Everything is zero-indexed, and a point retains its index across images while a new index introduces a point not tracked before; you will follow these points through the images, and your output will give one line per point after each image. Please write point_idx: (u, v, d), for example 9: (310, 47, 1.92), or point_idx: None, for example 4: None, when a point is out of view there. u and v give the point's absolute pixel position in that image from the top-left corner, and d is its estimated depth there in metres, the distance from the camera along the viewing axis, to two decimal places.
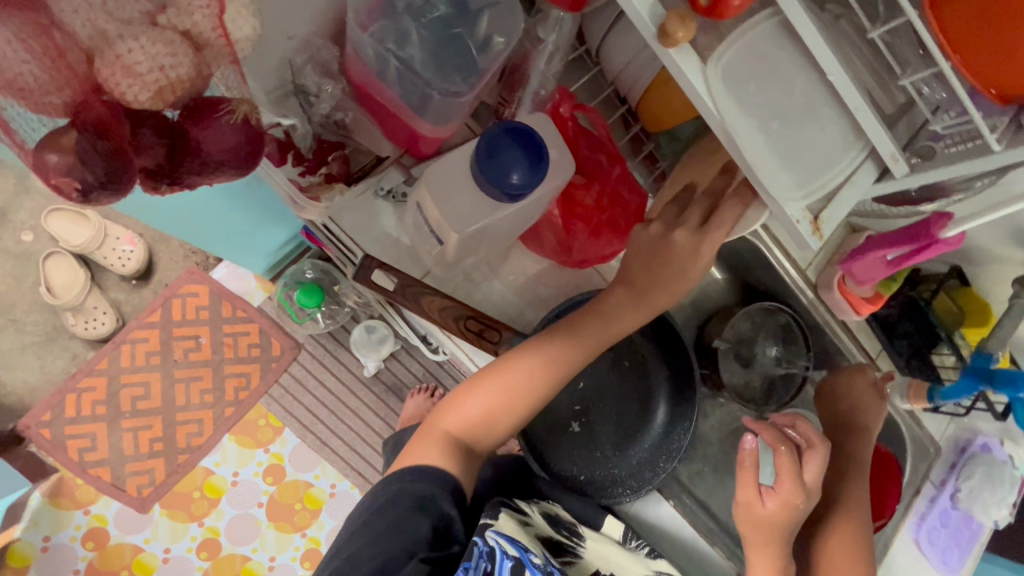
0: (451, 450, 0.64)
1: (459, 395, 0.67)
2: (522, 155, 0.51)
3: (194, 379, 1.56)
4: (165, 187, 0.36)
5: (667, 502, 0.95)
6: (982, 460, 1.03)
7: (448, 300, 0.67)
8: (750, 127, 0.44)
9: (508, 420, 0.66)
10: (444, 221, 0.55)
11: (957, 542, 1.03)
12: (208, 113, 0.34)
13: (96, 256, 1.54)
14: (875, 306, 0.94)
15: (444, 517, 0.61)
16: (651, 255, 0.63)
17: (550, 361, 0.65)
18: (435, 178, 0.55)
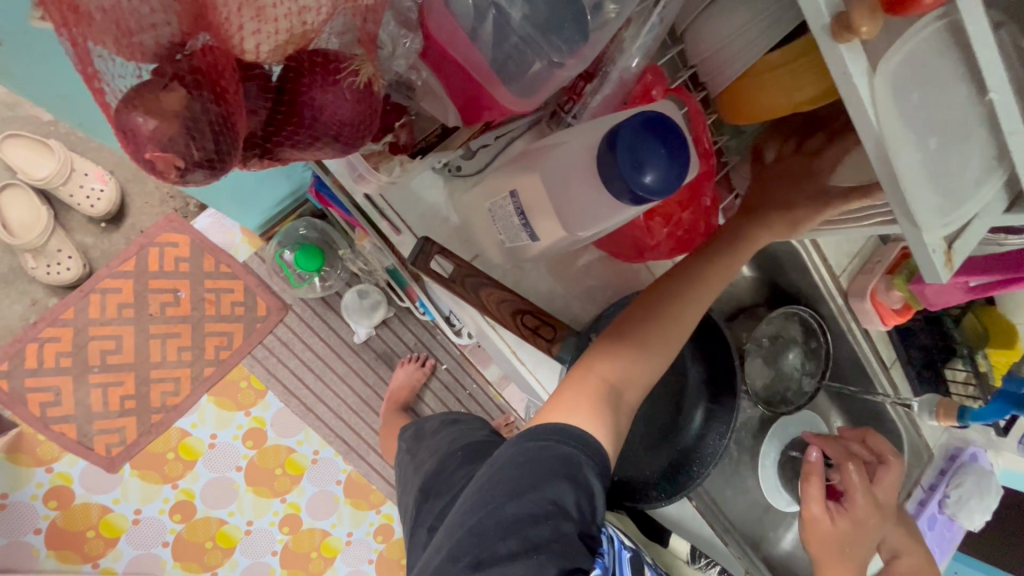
0: (604, 401, 0.56)
1: (598, 350, 0.60)
2: (664, 154, 0.45)
3: (171, 335, 1.46)
4: (258, 160, 0.34)
5: (689, 501, 0.97)
6: (972, 469, 1.07)
7: (508, 292, 0.61)
8: (908, 144, 0.40)
9: (661, 358, 0.60)
10: (556, 213, 0.53)
11: (939, 543, 1.09)
12: (328, 73, 0.32)
13: (60, 192, 1.38)
14: (902, 317, 0.95)
15: (587, 487, 0.53)
16: (781, 185, 0.64)
17: (697, 291, 0.60)
18: (551, 165, 0.52)
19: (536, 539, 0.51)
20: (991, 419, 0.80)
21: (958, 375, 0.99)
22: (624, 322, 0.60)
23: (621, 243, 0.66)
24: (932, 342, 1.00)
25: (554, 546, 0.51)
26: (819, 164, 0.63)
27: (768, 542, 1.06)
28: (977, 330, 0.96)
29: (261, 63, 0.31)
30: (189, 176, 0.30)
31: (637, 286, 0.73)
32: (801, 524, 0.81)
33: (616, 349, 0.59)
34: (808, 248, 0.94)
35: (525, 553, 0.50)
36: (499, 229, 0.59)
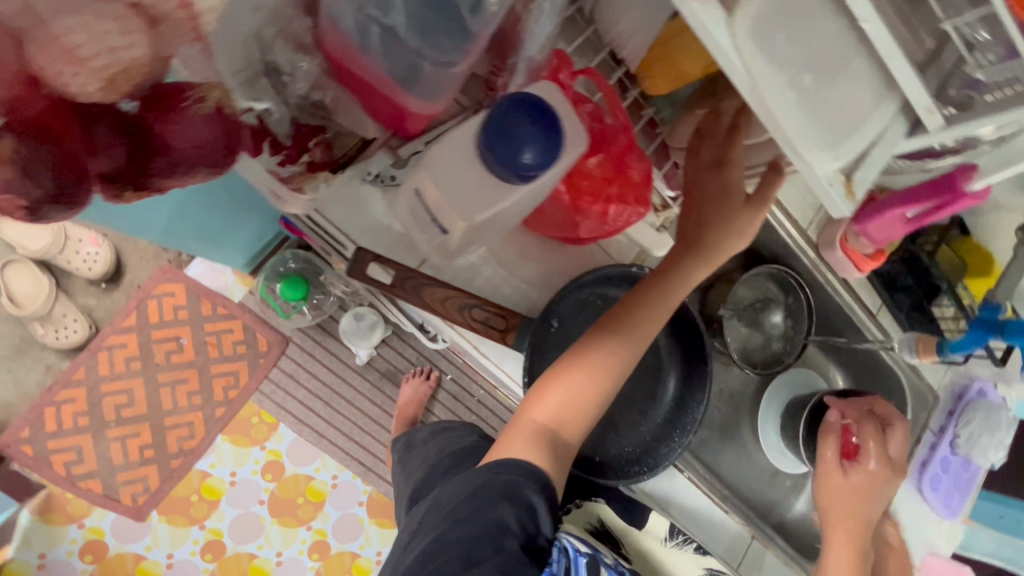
0: (544, 439, 0.60)
1: (542, 385, 0.63)
2: (534, 129, 0.48)
3: (179, 381, 1.51)
4: (129, 192, 0.36)
5: (682, 474, 0.94)
6: (980, 406, 1.05)
7: (450, 290, 0.67)
8: (778, 84, 0.40)
9: (600, 398, 0.63)
10: (450, 207, 0.54)
11: (956, 485, 1.05)
12: (174, 104, 0.34)
13: (59, 260, 1.46)
14: (875, 263, 0.93)
15: (530, 507, 0.55)
16: (707, 217, 0.68)
17: (629, 333, 0.64)
18: (435, 163, 0.54)
19: (479, 557, 0.51)
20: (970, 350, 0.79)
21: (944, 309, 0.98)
22: (569, 357, 0.64)
23: (557, 224, 0.68)
24: (916, 283, 0.97)
25: (497, 560, 0.51)
26: (731, 176, 0.66)
27: (773, 505, 1.06)
28: (954, 261, 0.94)
29: (107, 102, 0.32)
30: (45, 213, 0.32)
31: (592, 265, 0.76)
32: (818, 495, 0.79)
33: (557, 384, 0.62)
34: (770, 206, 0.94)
35: (465, 572, 0.50)
36: (421, 229, 0.61)
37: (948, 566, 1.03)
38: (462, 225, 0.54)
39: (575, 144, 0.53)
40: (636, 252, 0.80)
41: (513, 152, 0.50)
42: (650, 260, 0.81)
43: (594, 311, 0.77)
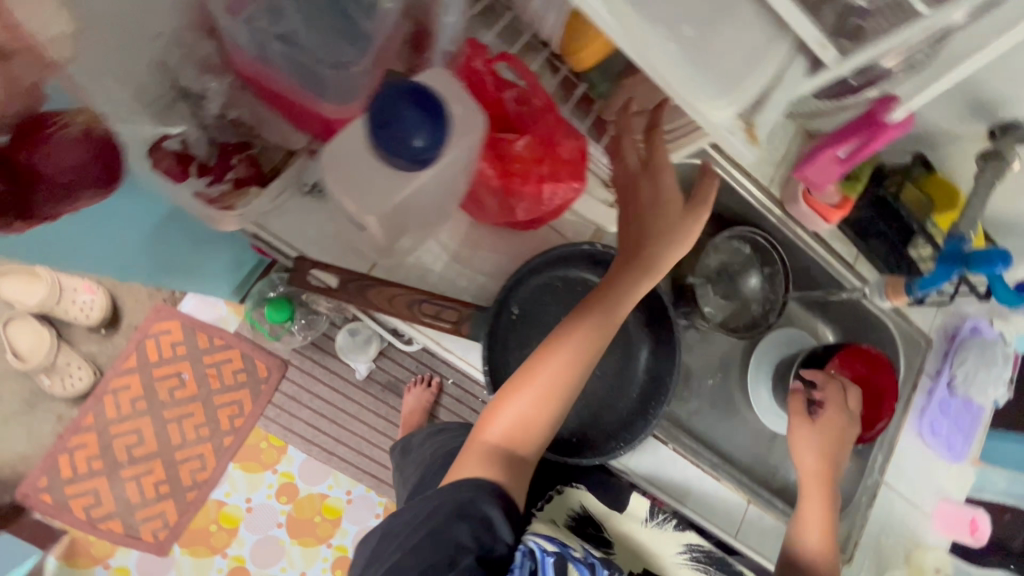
0: (498, 456, 0.61)
1: (498, 402, 0.64)
2: (419, 116, 0.52)
3: (186, 415, 1.54)
4: (17, 223, 0.37)
5: (666, 445, 0.88)
6: (973, 344, 1.03)
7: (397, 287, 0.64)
8: (656, 39, 0.41)
9: (553, 413, 0.63)
10: (358, 201, 0.56)
11: (960, 428, 1.02)
12: (42, 131, 0.35)
13: (57, 311, 1.50)
14: (843, 211, 0.92)
15: (485, 520, 0.56)
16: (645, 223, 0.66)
17: (577, 347, 0.62)
18: (335, 156, 0.55)
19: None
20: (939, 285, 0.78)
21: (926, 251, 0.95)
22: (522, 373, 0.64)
23: (499, 211, 0.69)
24: (889, 227, 0.94)
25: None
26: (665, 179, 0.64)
27: (773, 468, 1.05)
28: (920, 199, 0.91)
29: None
30: None
31: (548, 246, 0.77)
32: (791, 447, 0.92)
33: (510, 401, 0.63)
34: (729, 168, 0.93)
35: None
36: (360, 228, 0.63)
37: (962, 509, 1.01)
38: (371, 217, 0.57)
39: (470, 124, 0.56)
40: (591, 230, 0.80)
41: (404, 138, 0.52)
42: (607, 237, 0.82)
43: (556, 293, 0.78)
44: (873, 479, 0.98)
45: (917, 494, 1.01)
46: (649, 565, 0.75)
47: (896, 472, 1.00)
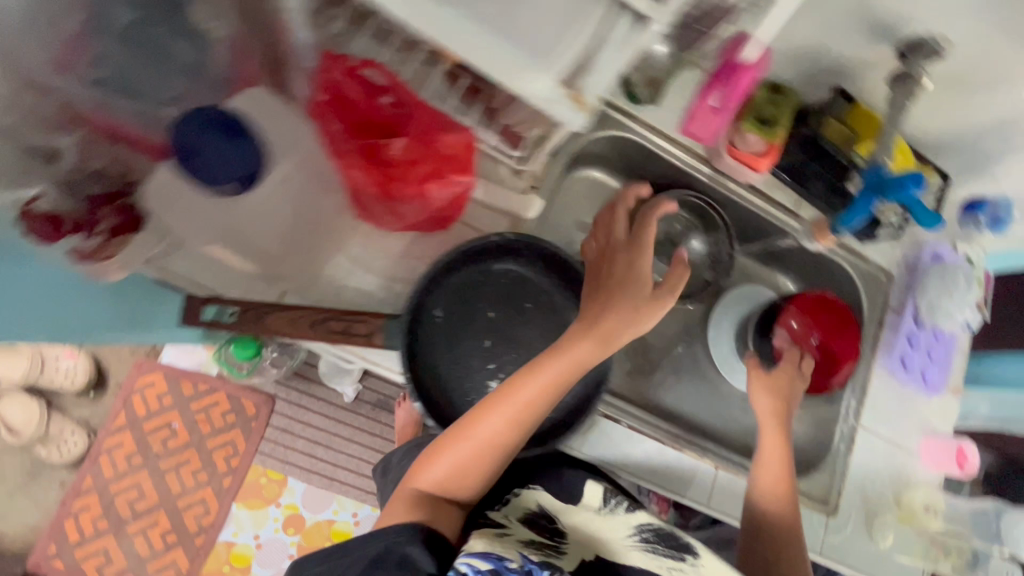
0: (425, 504, 0.68)
1: (434, 452, 0.69)
2: (223, 139, 0.56)
3: (182, 463, 1.56)
4: None
5: (620, 424, 0.88)
6: (936, 271, 0.98)
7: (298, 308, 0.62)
8: (461, 20, 0.41)
9: (484, 470, 0.68)
10: (190, 229, 0.61)
11: (933, 359, 0.99)
12: None
13: (42, 381, 1.53)
14: (771, 158, 0.89)
15: (404, 557, 0.61)
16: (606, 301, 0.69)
17: (514, 413, 0.66)
18: (161, 192, 0.60)
19: None
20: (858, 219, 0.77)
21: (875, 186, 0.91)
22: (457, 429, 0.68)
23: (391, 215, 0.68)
24: (823, 167, 0.90)
25: None
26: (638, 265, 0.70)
27: (749, 429, 1.03)
28: (845, 133, 0.88)
29: None
30: None
31: (462, 242, 0.76)
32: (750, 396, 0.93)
33: (443, 454, 0.68)
34: (649, 135, 0.90)
35: None
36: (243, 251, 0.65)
37: (952, 445, 0.97)
38: (211, 244, 0.63)
39: (287, 143, 0.62)
40: (508, 220, 0.79)
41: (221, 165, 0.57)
42: (526, 225, 0.81)
43: (478, 288, 0.77)
44: (847, 423, 0.96)
45: (899, 434, 0.98)
46: (600, 551, 0.73)
47: (874, 414, 0.97)
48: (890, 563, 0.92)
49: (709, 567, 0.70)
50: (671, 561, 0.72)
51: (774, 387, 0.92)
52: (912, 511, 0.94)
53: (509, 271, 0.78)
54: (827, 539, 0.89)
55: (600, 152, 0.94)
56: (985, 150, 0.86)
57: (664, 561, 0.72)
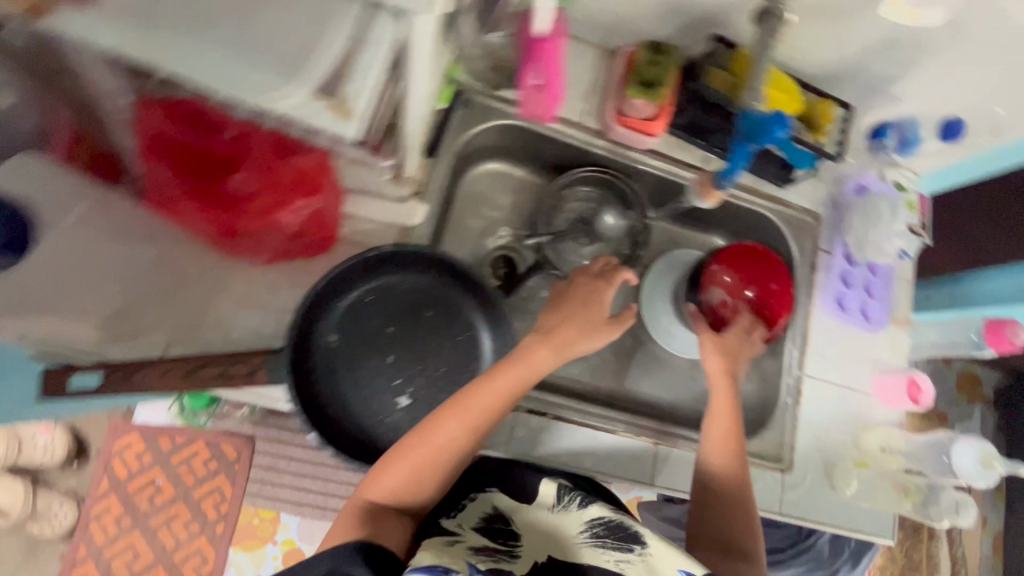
0: (373, 517, 0.64)
1: (385, 462, 0.67)
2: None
3: (172, 517, 1.57)
4: None
5: (545, 416, 0.86)
6: (858, 204, 0.95)
7: (165, 361, 0.61)
8: (198, 42, 0.39)
9: (440, 476, 0.68)
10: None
11: (872, 294, 0.96)
12: None
13: (23, 459, 1.55)
14: (662, 120, 0.86)
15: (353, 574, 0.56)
16: (567, 316, 0.77)
17: (470, 417, 0.68)
18: None
19: None
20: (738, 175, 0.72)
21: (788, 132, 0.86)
22: (411, 437, 0.68)
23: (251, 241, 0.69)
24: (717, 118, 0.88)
25: None
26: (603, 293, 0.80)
27: (699, 395, 1.01)
28: (727, 80, 0.85)
29: None
30: None
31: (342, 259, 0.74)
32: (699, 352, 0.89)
33: (397, 462, 0.66)
34: (533, 118, 0.88)
35: None
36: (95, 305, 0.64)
37: (902, 376, 0.92)
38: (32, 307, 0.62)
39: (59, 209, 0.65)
40: (395, 232, 0.78)
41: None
42: (415, 233, 0.79)
43: (373, 305, 0.75)
44: (792, 375, 0.93)
45: (850, 377, 0.94)
46: (553, 551, 0.65)
47: (818, 360, 0.94)
48: (855, 510, 0.90)
49: (657, 558, 0.62)
50: (618, 554, 0.64)
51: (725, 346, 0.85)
52: (872, 454, 0.90)
53: (403, 283, 0.77)
54: (784, 496, 0.88)
55: (492, 143, 0.92)
56: (879, 74, 0.83)
57: (611, 554, 0.64)
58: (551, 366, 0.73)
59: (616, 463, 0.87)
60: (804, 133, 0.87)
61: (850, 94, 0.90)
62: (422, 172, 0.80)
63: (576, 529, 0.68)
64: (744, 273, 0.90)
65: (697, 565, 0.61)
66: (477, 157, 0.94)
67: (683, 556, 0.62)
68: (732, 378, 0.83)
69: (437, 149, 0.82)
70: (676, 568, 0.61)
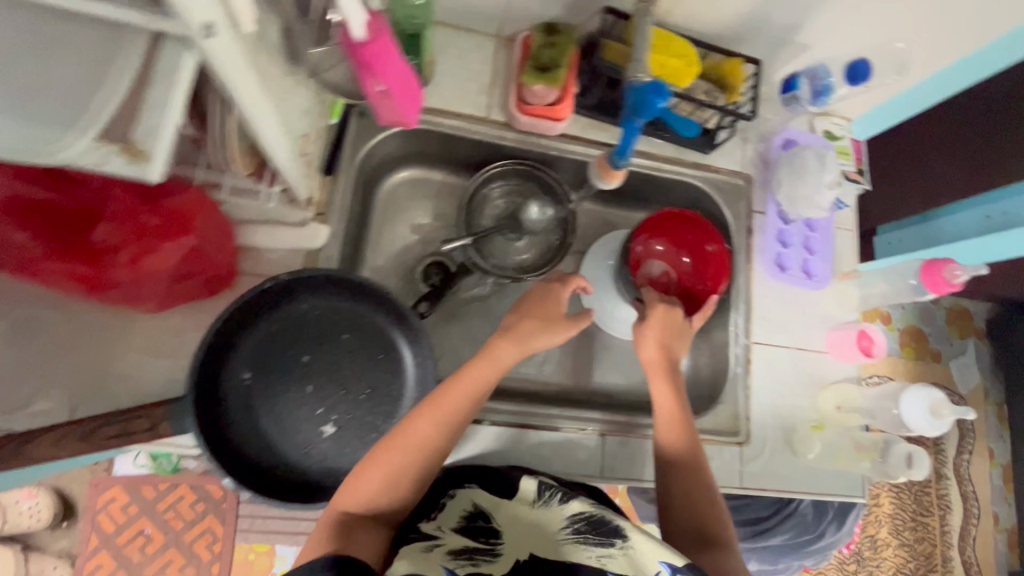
0: (348, 531, 0.61)
1: (357, 474, 0.65)
2: None
3: (166, 564, 1.57)
4: None
5: (483, 424, 0.84)
6: (784, 159, 0.92)
7: (57, 427, 0.59)
8: None
9: (415, 481, 0.66)
10: None
11: (812, 250, 0.93)
12: None
13: (13, 526, 1.53)
14: (566, 103, 0.84)
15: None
16: (530, 312, 0.77)
17: (446, 418, 0.68)
18: None
19: None
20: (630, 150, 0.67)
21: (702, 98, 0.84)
22: (382, 445, 0.66)
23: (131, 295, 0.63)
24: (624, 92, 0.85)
25: None
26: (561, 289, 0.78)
27: None
28: (625, 53, 0.82)
29: None
30: None
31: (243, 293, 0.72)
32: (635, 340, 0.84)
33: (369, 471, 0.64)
34: (435, 119, 0.85)
35: None
36: None
37: (852, 330, 0.89)
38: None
39: None
40: (300, 258, 0.75)
41: None
42: (322, 256, 0.77)
43: (285, 335, 0.73)
44: (740, 345, 0.90)
45: (801, 339, 0.92)
46: (535, 548, 0.61)
47: (765, 325, 0.91)
48: (822, 474, 0.87)
49: (639, 549, 0.58)
50: (599, 548, 0.59)
51: (667, 326, 0.81)
52: (830, 416, 0.89)
53: (315, 307, 0.74)
54: (746, 470, 0.85)
55: (401, 150, 0.89)
56: (780, 25, 0.80)
57: (592, 549, 0.59)
58: (514, 360, 0.73)
59: (566, 460, 0.85)
60: (718, 96, 0.85)
61: (759, 49, 0.86)
62: (323, 192, 0.78)
63: (561, 521, 0.63)
64: (672, 238, 0.89)
65: (679, 555, 0.56)
66: (389, 167, 0.91)
67: (665, 547, 0.57)
68: (672, 357, 0.81)
69: (336, 166, 0.79)
70: (659, 561, 0.57)
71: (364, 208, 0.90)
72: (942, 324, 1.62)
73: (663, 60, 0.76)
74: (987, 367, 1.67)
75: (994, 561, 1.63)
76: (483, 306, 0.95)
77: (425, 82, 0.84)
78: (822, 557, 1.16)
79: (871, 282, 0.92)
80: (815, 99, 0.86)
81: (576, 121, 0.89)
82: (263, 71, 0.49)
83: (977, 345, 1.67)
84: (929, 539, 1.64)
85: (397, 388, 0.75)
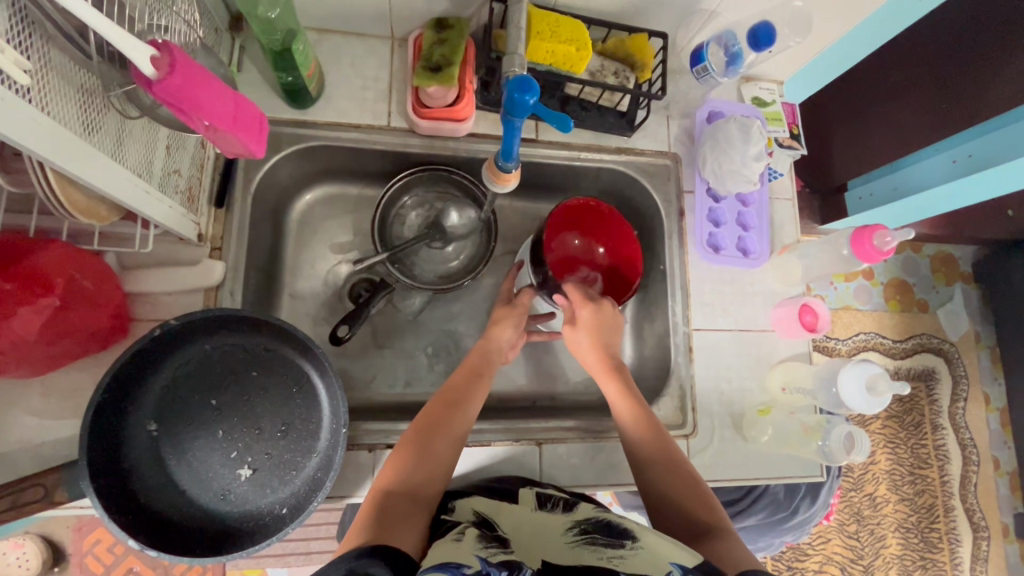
0: (389, 515, 0.58)
1: (390, 464, 0.65)
2: None
3: None
4: None
5: None
6: (707, 134, 0.87)
7: None
8: None
9: (443, 462, 0.66)
10: None
11: (746, 225, 0.89)
12: None
13: None
14: (466, 102, 0.79)
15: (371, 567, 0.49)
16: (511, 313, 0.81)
17: (452, 398, 0.71)
18: None
19: None
20: (516, 146, 0.64)
21: (612, 80, 0.78)
22: (408, 434, 0.68)
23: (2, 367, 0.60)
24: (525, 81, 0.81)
25: None
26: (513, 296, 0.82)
27: None
28: (507, 39, 0.77)
29: None
30: None
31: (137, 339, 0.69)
32: (572, 349, 0.79)
33: (400, 458, 0.65)
34: (333, 133, 0.81)
35: None
36: None
37: (793, 306, 0.85)
38: None
39: None
40: (199, 296, 0.72)
41: None
42: (223, 292, 0.73)
43: (191, 381, 0.70)
44: (680, 332, 0.86)
45: (744, 319, 0.88)
46: (548, 555, 0.55)
47: (705, 307, 0.87)
48: (774, 458, 0.84)
49: (651, 548, 0.54)
50: (609, 551, 0.55)
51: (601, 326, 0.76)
52: (777, 397, 0.86)
53: (222, 347, 0.72)
54: (694, 463, 0.81)
55: (306, 170, 0.85)
56: None
57: (604, 551, 0.55)
58: None
59: (509, 470, 0.81)
60: (629, 76, 0.79)
61: (663, 22, 0.82)
62: (216, 224, 0.75)
63: (563, 522, 0.63)
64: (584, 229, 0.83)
65: (691, 557, 0.54)
66: (297, 188, 0.87)
67: (678, 548, 0.55)
68: (615, 347, 0.77)
69: (229, 197, 0.75)
70: (669, 562, 0.53)
71: (277, 234, 0.86)
72: (926, 272, 1.60)
73: (555, 46, 0.71)
74: (975, 313, 1.61)
75: (998, 506, 1.56)
76: (414, 320, 0.91)
77: (316, 96, 0.80)
78: (801, 531, 1.13)
79: (809, 252, 0.85)
80: (727, 69, 0.81)
81: (484, 118, 0.85)
82: (67, 116, 0.46)
83: (962, 289, 1.62)
84: (929, 491, 1.54)
85: (310, 421, 0.73)
